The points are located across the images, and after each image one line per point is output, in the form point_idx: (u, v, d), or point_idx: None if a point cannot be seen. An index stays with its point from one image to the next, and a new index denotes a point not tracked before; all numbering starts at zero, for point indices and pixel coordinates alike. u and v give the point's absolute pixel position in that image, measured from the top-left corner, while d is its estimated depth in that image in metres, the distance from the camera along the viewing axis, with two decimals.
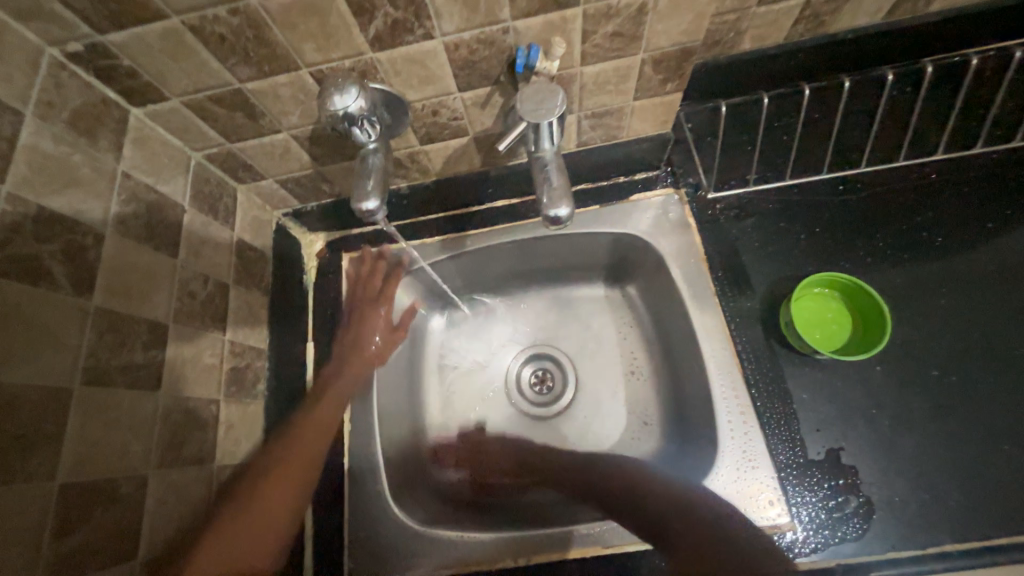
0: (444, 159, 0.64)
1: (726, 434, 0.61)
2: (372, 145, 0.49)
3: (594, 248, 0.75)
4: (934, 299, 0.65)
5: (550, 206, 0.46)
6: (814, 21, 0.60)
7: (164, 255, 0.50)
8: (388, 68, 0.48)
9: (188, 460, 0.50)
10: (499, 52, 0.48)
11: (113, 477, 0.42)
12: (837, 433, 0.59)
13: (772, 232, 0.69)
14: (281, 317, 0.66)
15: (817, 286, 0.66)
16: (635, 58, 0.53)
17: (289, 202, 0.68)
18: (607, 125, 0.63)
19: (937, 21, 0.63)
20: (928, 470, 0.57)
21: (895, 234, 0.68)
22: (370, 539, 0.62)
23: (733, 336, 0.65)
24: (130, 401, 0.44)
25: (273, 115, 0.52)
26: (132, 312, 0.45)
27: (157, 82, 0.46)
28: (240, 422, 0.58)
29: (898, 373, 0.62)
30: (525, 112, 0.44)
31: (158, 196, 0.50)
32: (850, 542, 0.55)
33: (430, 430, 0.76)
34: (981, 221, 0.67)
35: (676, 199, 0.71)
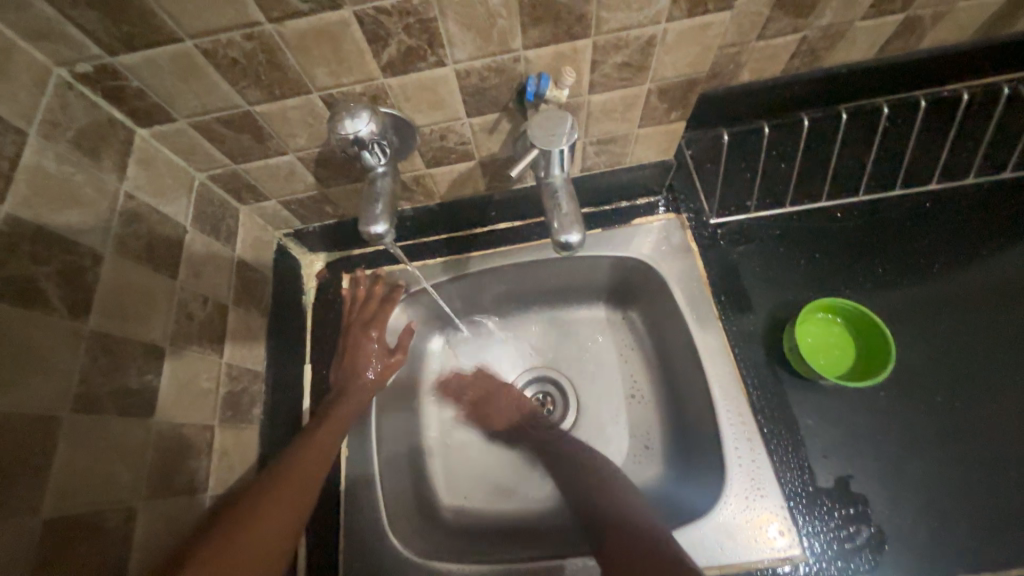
0: (450, 182, 0.64)
1: (733, 461, 0.60)
2: (380, 169, 0.49)
3: (596, 270, 0.75)
4: (935, 326, 0.65)
5: (561, 232, 0.46)
6: (809, 55, 0.63)
7: (163, 276, 0.48)
8: (398, 93, 0.49)
9: (179, 491, 0.47)
10: (509, 80, 0.49)
11: (100, 511, 0.39)
12: (845, 460, 0.59)
13: (773, 257, 0.70)
14: (279, 339, 0.65)
15: (820, 311, 0.66)
16: (642, 88, 0.54)
17: (291, 222, 0.67)
18: (611, 150, 0.64)
19: (926, 58, 0.65)
20: (937, 499, 0.56)
21: (893, 261, 0.69)
22: (367, 573, 0.59)
23: (738, 360, 0.64)
24: (121, 430, 0.42)
25: (281, 137, 0.51)
26: (127, 337, 0.43)
27: (164, 104, 0.46)
28: (234, 448, 0.55)
29: (903, 400, 0.61)
30: (538, 139, 0.44)
31: (159, 216, 0.49)
32: (863, 574, 0.53)
33: (428, 456, 0.73)
34: (976, 248, 0.69)
35: (677, 223, 0.72)
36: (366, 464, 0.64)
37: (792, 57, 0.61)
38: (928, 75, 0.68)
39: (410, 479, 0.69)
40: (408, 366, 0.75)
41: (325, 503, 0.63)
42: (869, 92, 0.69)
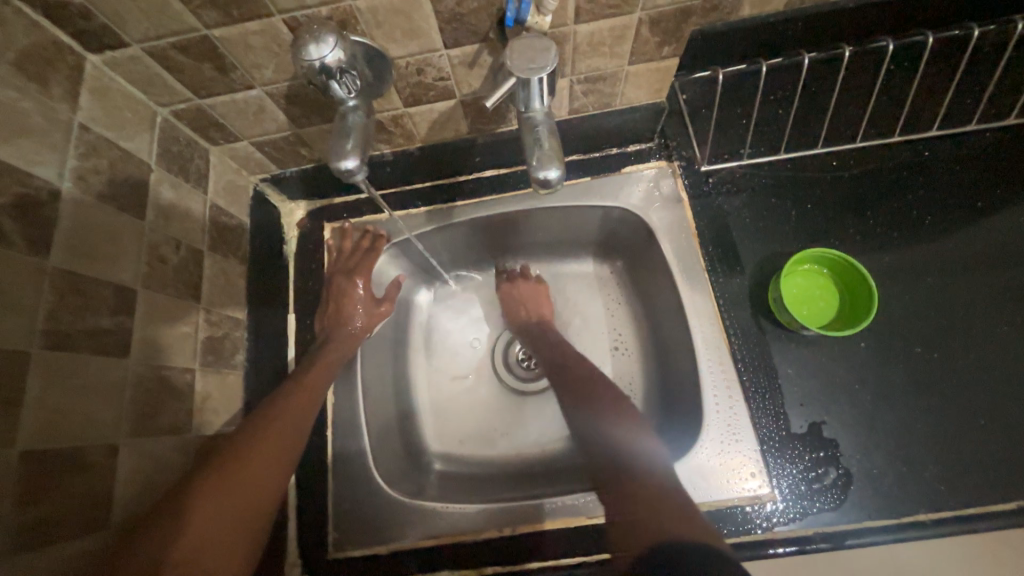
0: (430, 124, 0.61)
1: (711, 408, 0.61)
2: (351, 102, 0.46)
3: (584, 222, 0.73)
4: (921, 278, 0.65)
5: (540, 169, 0.44)
6: None
7: (130, 216, 0.47)
8: (368, 19, 0.45)
9: (163, 429, 0.48)
10: (488, 4, 0.45)
11: (81, 445, 0.40)
12: (820, 407, 0.60)
13: (764, 208, 0.68)
14: (260, 287, 0.64)
15: (807, 263, 0.66)
16: (632, 17, 0.50)
17: (267, 166, 0.64)
18: (600, 91, 0.61)
19: None
20: (906, 443, 0.58)
21: (886, 212, 0.68)
22: (355, 510, 0.62)
23: (721, 311, 0.64)
24: (98, 368, 0.42)
25: (246, 69, 0.48)
26: (96, 275, 0.42)
27: (115, 25, 0.43)
28: (218, 392, 0.56)
29: (882, 350, 0.62)
30: (515, 68, 0.42)
31: (122, 153, 0.47)
32: (828, 512, 0.56)
33: (416, 405, 0.75)
34: (970, 200, 0.67)
35: (668, 173, 0.70)
36: (353, 410, 0.65)
37: None
38: (942, 10, 0.63)
39: (397, 425, 0.71)
40: (394, 318, 0.75)
41: (313, 446, 0.64)
42: (876, 29, 0.64)
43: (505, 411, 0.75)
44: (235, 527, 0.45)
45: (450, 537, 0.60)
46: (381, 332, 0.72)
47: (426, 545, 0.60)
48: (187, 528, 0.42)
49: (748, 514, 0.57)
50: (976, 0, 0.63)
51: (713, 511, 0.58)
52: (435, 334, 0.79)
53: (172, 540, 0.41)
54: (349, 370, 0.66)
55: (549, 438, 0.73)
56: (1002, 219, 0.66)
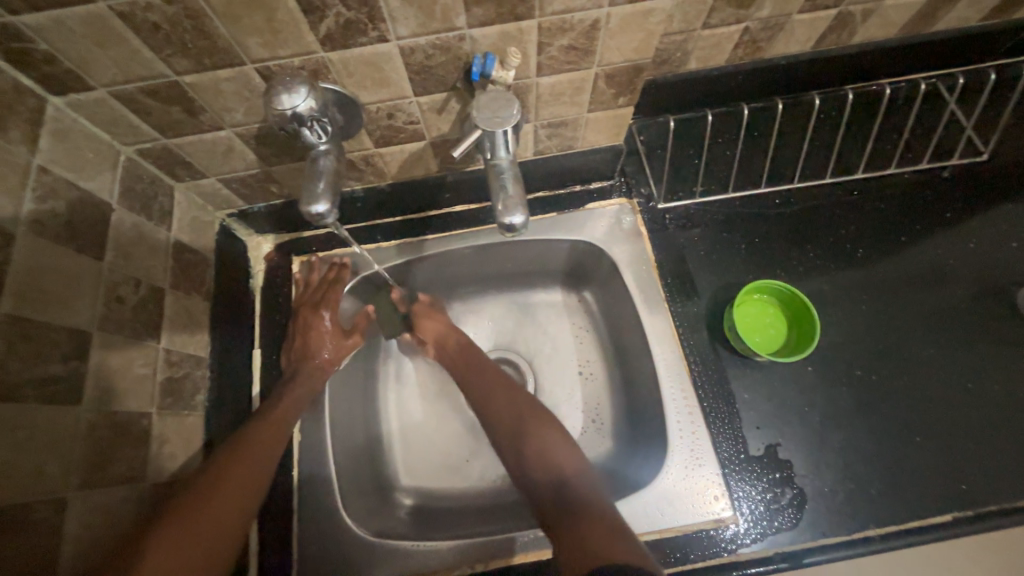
0: (400, 163, 0.63)
1: (675, 433, 0.63)
2: (323, 147, 0.48)
3: (551, 253, 0.76)
4: (857, 305, 0.71)
5: (505, 213, 0.46)
6: (752, 46, 0.65)
7: (88, 257, 0.46)
8: (340, 69, 0.47)
9: (116, 479, 0.46)
10: (455, 58, 0.48)
11: (23, 503, 0.38)
12: (775, 430, 0.64)
13: (717, 242, 0.73)
14: (224, 323, 0.63)
15: (758, 292, 0.70)
16: (590, 72, 0.54)
17: (234, 202, 0.64)
18: (562, 134, 0.65)
19: (857, 52, 0.70)
20: (853, 462, 0.62)
21: (825, 245, 0.74)
22: (323, 553, 0.59)
23: (681, 339, 0.68)
24: (46, 418, 0.40)
25: (215, 112, 0.49)
26: (48, 320, 0.41)
27: (81, 71, 0.43)
28: (176, 435, 0.53)
29: (827, 373, 0.67)
30: (481, 120, 0.45)
31: (82, 193, 0.46)
32: (786, 531, 0.59)
33: (385, 439, 0.73)
34: (896, 233, 0.74)
35: (628, 209, 0.74)
36: (320, 448, 0.64)
37: (735, 46, 0.64)
38: (857, 69, 0.72)
39: (366, 461, 0.69)
40: (363, 351, 0.74)
41: (278, 489, 0.62)
42: (805, 82, 0.73)
43: (475, 442, 0.75)
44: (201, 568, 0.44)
45: None
46: (351, 365, 0.71)
47: None
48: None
49: (713, 538, 0.59)
50: (886, 61, 0.72)
51: (680, 535, 0.59)
52: (406, 365, 0.79)
53: None
54: (316, 408, 0.65)
55: None
56: (924, 253, 0.74)
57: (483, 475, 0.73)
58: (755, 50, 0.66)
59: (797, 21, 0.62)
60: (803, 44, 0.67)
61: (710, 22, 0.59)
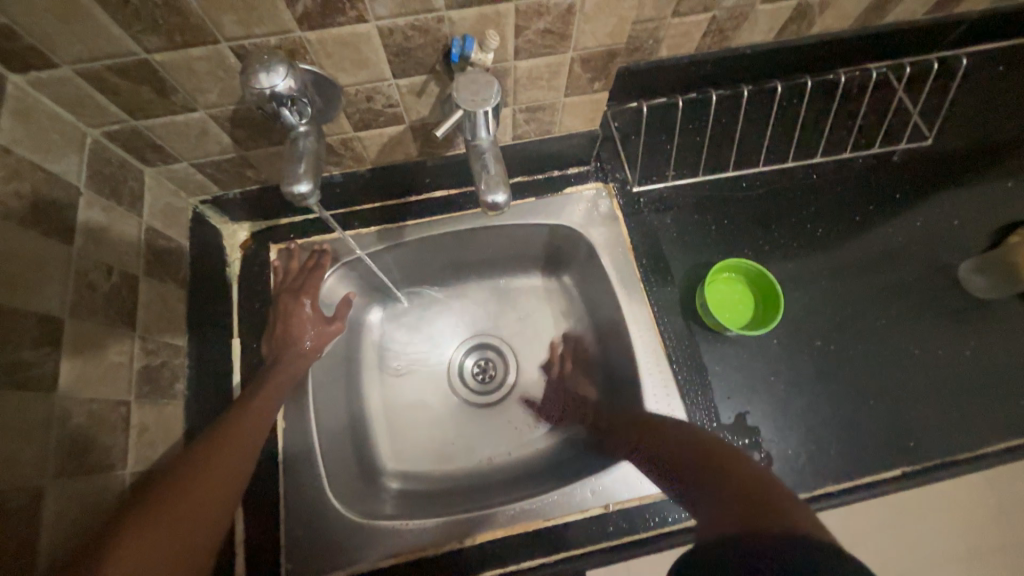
0: (380, 147, 0.63)
1: (652, 406, 0.67)
2: (302, 128, 0.47)
3: (531, 238, 0.77)
4: (817, 282, 0.76)
5: (488, 192, 0.47)
6: (719, 35, 0.68)
7: (56, 241, 0.44)
8: (318, 49, 0.47)
9: (94, 468, 0.45)
10: (434, 41, 0.49)
11: (0, 491, 0.37)
12: (744, 399, 0.68)
13: (688, 224, 0.77)
14: (202, 312, 0.61)
15: (727, 271, 0.74)
16: (565, 56, 0.56)
17: (207, 188, 0.63)
18: (540, 119, 0.66)
19: (815, 42, 0.74)
20: (814, 425, 0.67)
21: (788, 226, 0.78)
22: (311, 536, 0.60)
23: (656, 317, 0.71)
24: (20, 405, 0.39)
25: (187, 92, 0.48)
26: (17, 305, 0.40)
27: (42, 47, 0.41)
28: (156, 424, 0.53)
29: (791, 345, 0.72)
30: (461, 101, 0.45)
31: (47, 176, 0.45)
32: None
33: (371, 426, 0.74)
34: (852, 214, 0.79)
35: (605, 193, 0.76)
36: (305, 433, 0.64)
37: (703, 34, 0.67)
38: (816, 58, 0.76)
39: (352, 446, 0.70)
40: (345, 338, 0.74)
41: (262, 476, 0.62)
42: (769, 71, 0.76)
43: (461, 425, 0.77)
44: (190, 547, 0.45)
45: (412, 554, 0.60)
46: (333, 352, 0.71)
47: (388, 564, 0.60)
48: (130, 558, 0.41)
49: None
50: (842, 51, 0.76)
51: None
52: (389, 353, 0.79)
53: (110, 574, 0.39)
54: (300, 395, 0.65)
55: (507, 450, 0.75)
56: (877, 232, 0.79)
57: (470, 457, 0.74)
58: (722, 39, 0.69)
59: (760, 11, 0.65)
60: (767, 34, 0.71)
61: (679, 11, 0.61)
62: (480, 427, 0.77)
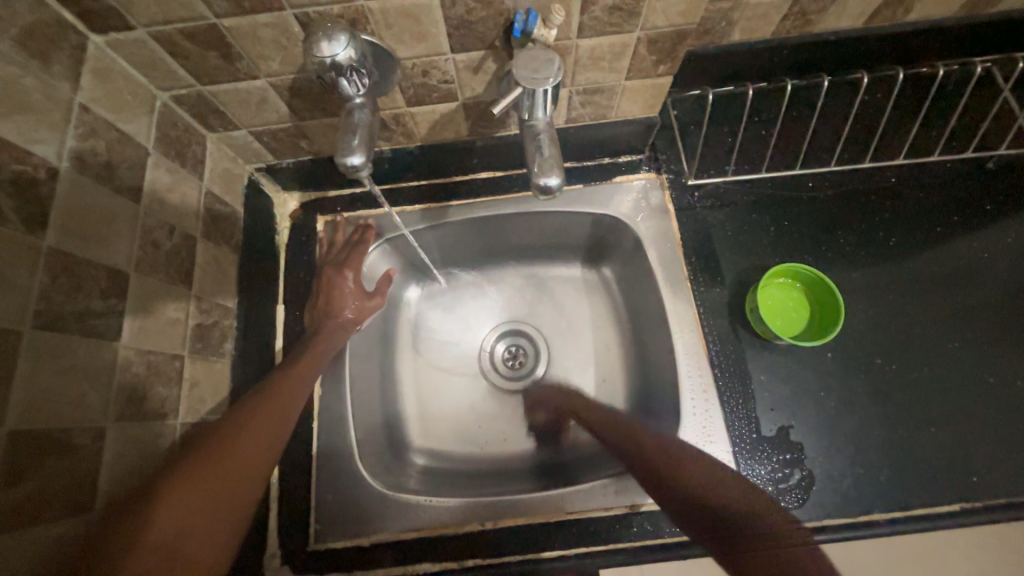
0: (430, 124, 0.62)
1: (688, 410, 0.64)
2: (359, 100, 0.47)
3: (575, 227, 0.75)
4: (883, 295, 0.70)
5: (540, 175, 0.45)
6: (801, 18, 0.62)
7: (125, 198, 0.46)
8: (379, 20, 0.46)
9: (150, 415, 0.47)
10: (496, 14, 0.47)
11: (67, 428, 0.40)
12: (789, 412, 0.64)
13: (744, 223, 0.72)
14: (251, 277, 0.64)
15: (782, 276, 0.69)
16: (632, 36, 0.53)
17: (263, 156, 0.64)
18: (597, 103, 0.63)
19: (910, 30, 0.66)
20: (864, 448, 0.62)
21: (855, 232, 0.72)
22: (339, 502, 0.62)
23: (701, 318, 0.68)
24: (88, 350, 0.41)
25: (251, 59, 0.49)
26: (90, 257, 0.42)
27: (121, 7, 0.42)
28: (205, 380, 0.55)
29: (846, 361, 0.67)
30: (522, 78, 0.43)
31: (119, 134, 0.47)
32: (792, 510, 0.60)
33: (401, 401, 0.75)
34: (931, 225, 0.72)
35: (657, 185, 0.73)
36: (340, 401, 0.65)
37: (784, 17, 0.61)
38: (908, 49, 0.69)
39: (382, 419, 0.71)
40: (382, 313, 0.75)
41: (298, 439, 0.64)
42: (852, 61, 0.70)
43: (487, 410, 0.77)
44: (232, 499, 0.46)
45: (433, 530, 0.61)
46: (371, 325, 0.72)
47: (410, 536, 0.61)
48: (181, 504, 0.43)
49: None
50: (943, 40, 0.68)
51: None
52: (422, 331, 0.80)
53: (160, 516, 0.42)
54: (338, 364, 0.66)
55: (531, 436, 0.75)
56: (957, 245, 0.72)
57: (495, 442, 0.74)
58: (805, 22, 0.63)
59: None
60: (855, 19, 0.64)
61: None
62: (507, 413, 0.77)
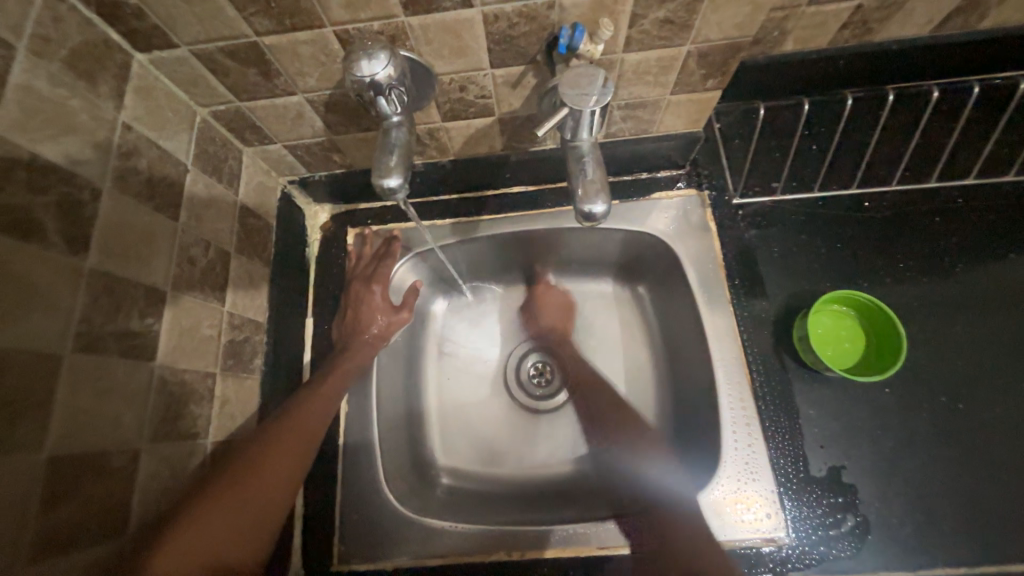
0: (464, 139, 0.61)
1: (730, 444, 0.60)
2: (395, 118, 0.46)
3: (608, 243, 0.72)
4: (949, 326, 0.64)
5: (585, 201, 0.43)
6: (862, 27, 0.58)
7: (165, 216, 0.46)
8: (419, 35, 0.45)
9: (182, 435, 0.47)
10: (540, 28, 0.45)
11: (104, 450, 0.39)
12: (840, 452, 0.59)
13: (792, 243, 0.68)
14: (283, 291, 0.63)
15: (836, 302, 0.65)
16: (681, 49, 0.50)
17: (296, 169, 0.64)
18: (638, 117, 0.61)
19: (983, 39, 0.61)
20: (926, 494, 0.57)
21: (917, 256, 0.67)
22: (363, 522, 0.61)
23: (744, 344, 0.63)
24: (124, 370, 0.41)
25: (290, 76, 0.48)
26: (130, 277, 0.42)
27: (166, 27, 0.43)
28: (236, 397, 0.55)
29: (906, 398, 0.61)
30: (568, 97, 0.41)
31: (161, 152, 0.47)
32: (844, 559, 0.55)
33: (425, 417, 0.73)
34: (1002, 249, 0.66)
35: (697, 201, 0.69)
36: (365, 419, 0.64)
37: (843, 26, 0.58)
38: (979, 59, 0.64)
39: (407, 436, 0.70)
40: (409, 327, 0.74)
41: (323, 456, 0.63)
42: (916, 73, 0.65)
43: (513, 428, 0.74)
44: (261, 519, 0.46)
45: (458, 558, 0.59)
46: (397, 340, 0.71)
47: (435, 563, 0.59)
48: (212, 525, 0.43)
49: (761, 557, 0.56)
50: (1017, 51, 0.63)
51: (727, 551, 0.56)
52: (448, 345, 0.78)
53: (192, 538, 0.41)
54: (364, 381, 0.65)
55: (559, 459, 0.72)
56: None
57: (520, 463, 0.72)
58: (865, 31, 0.59)
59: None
60: (923, 27, 0.60)
61: None
62: (533, 433, 0.74)
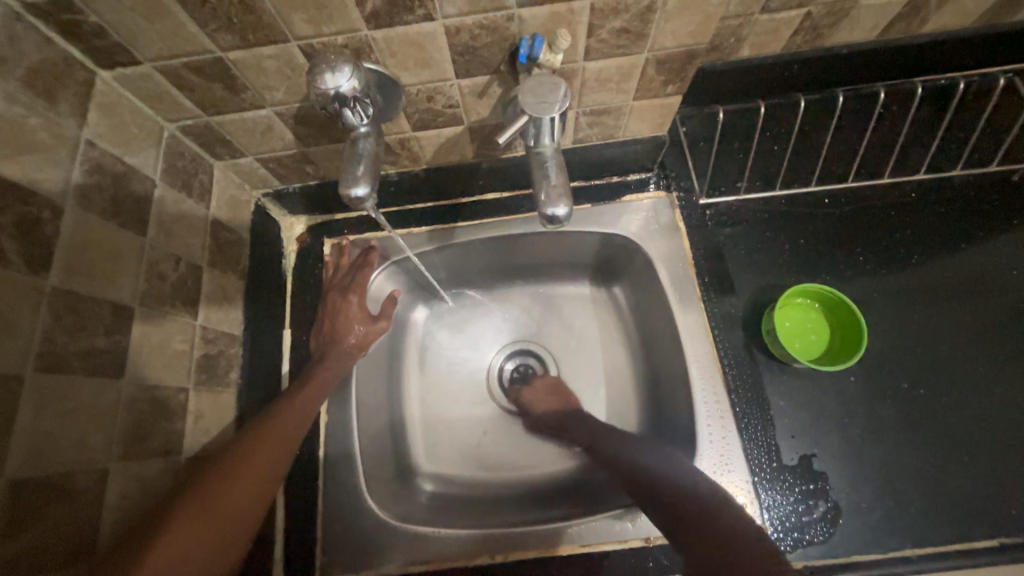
0: (436, 148, 0.62)
1: (705, 438, 0.61)
2: (363, 129, 0.47)
3: (583, 246, 0.74)
4: (908, 314, 0.67)
5: (547, 205, 0.45)
6: (812, 33, 0.62)
7: (131, 232, 0.46)
8: (383, 48, 0.46)
9: (153, 452, 0.47)
10: (501, 40, 0.47)
11: (70, 470, 0.39)
12: (811, 440, 0.61)
13: (758, 240, 0.70)
14: (258, 304, 0.63)
15: (801, 296, 0.67)
16: (639, 57, 0.52)
17: (269, 181, 0.64)
18: (604, 123, 0.62)
19: (925, 43, 0.65)
20: (893, 478, 0.59)
21: (876, 249, 0.70)
22: (346, 533, 0.60)
23: (715, 339, 0.65)
24: (90, 388, 0.41)
25: (257, 90, 0.49)
26: (94, 294, 0.42)
27: (128, 44, 0.43)
28: (210, 412, 0.54)
29: (871, 386, 0.64)
30: (529, 105, 0.43)
31: (126, 168, 0.47)
32: (817, 544, 0.57)
33: (407, 425, 0.73)
34: (955, 240, 0.70)
35: (666, 203, 0.71)
36: (345, 430, 0.64)
37: (794, 32, 0.61)
38: (922, 61, 0.68)
39: (389, 445, 0.70)
40: (389, 336, 0.74)
41: (303, 468, 0.63)
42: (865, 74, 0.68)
43: (497, 433, 0.75)
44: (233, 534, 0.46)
45: (442, 563, 0.59)
46: (377, 349, 0.71)
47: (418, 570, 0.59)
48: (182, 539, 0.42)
49: None
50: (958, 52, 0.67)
51: None
52: (430, 352, 0.78)
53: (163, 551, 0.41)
54: (343, 392, 0.65)
55: (543, 462, 0.73)
56: (983, 260, 0.69)
57: (503, 467, 0.73)
58: (815, 36, 0.62)
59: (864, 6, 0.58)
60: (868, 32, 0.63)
61: (770, 6, 0.55)
62: (516, 436, 0.75)
